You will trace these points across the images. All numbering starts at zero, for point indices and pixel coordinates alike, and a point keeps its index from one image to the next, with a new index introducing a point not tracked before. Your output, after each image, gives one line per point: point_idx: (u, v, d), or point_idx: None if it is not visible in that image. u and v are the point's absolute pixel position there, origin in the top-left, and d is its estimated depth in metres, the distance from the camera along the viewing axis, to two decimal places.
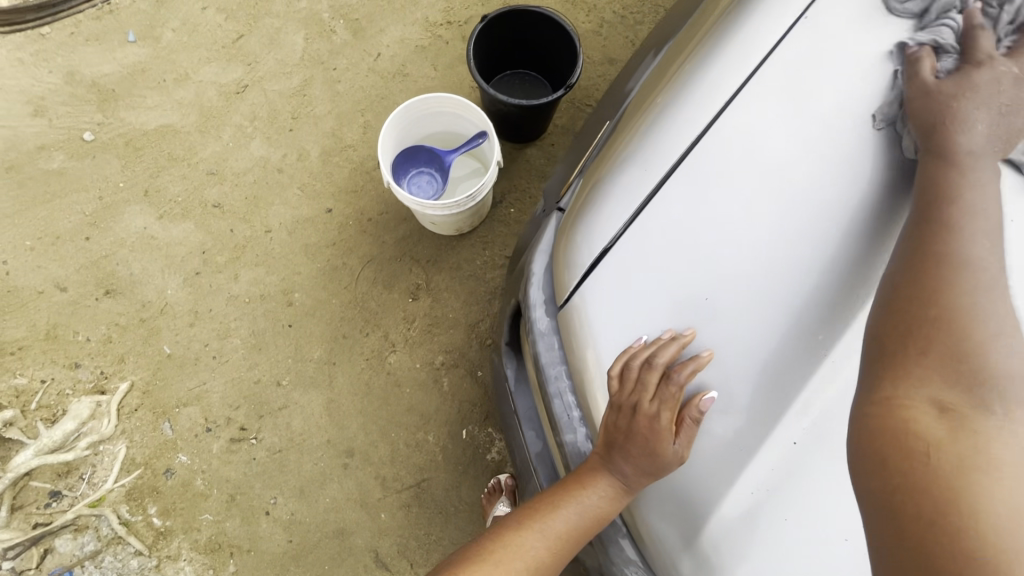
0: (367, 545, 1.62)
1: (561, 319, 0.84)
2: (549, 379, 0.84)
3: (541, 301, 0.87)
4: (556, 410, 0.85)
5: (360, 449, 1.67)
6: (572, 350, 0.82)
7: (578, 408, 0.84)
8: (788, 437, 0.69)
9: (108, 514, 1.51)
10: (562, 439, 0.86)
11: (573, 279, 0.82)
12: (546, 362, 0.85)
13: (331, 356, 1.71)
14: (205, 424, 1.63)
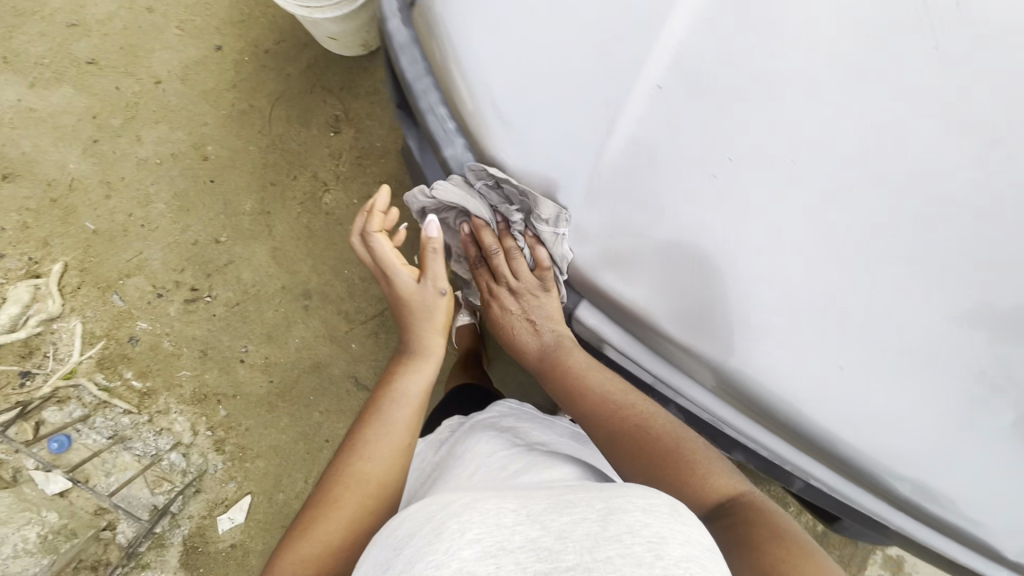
0: (346, 374, 1.73)
1: (415, 24, 0.83)
2: (418, 94, 0.82)
3: (396, 11, 0.85)
4: (432, 126, 0.82)
5: (316, 289, 1.70)
6: (433, 53, 0.80)
7: (453, 121, 0.80)
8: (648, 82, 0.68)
9: (86, 384, 1.56)
10: (445, 157, 0.82)
11: None
12: (413, 77, 0.83)
13: (263, 205, 1.66)
14: (155, 290, 1.63)
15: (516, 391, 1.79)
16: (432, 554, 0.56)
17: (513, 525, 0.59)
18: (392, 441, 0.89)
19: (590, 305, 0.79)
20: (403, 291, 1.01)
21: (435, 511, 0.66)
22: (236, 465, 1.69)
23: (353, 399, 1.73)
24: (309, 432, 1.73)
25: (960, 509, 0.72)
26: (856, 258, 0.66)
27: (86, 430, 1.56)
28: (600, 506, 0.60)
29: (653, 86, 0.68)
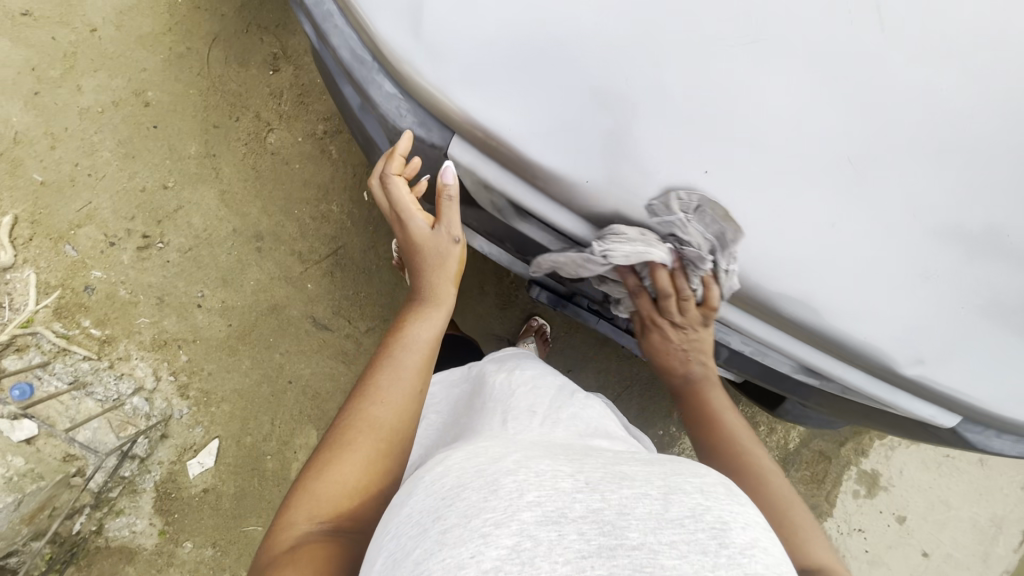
0: (304, 314, 1.73)
1: None
2: None
3: None
4: None
5: (268, 230, 1.70)
6: None
7: None
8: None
9: (43, 332, 1.58)
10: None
11: None
12: None
13: (208, 149, 1.66)
14: (107, 239, 1.64)
15: (477, 324, 1.79)
16: (489, 511, 0.54)
17: (572, 492, 0.56)
18: (405, 385, 0.83)
19: (463, 142, 0.73)
20: (415, 237, 0.89)
21: (482, 464, 0.62)
22: (201, 409, 1.71)
23: (314, 339, 1.74)
24: (272, 374, 1.74)
25: (827, 319, 0.74)
26: (722, 77, 0.67)
27: (47, 377, 1.59)
28: (658, 482, 0.59)
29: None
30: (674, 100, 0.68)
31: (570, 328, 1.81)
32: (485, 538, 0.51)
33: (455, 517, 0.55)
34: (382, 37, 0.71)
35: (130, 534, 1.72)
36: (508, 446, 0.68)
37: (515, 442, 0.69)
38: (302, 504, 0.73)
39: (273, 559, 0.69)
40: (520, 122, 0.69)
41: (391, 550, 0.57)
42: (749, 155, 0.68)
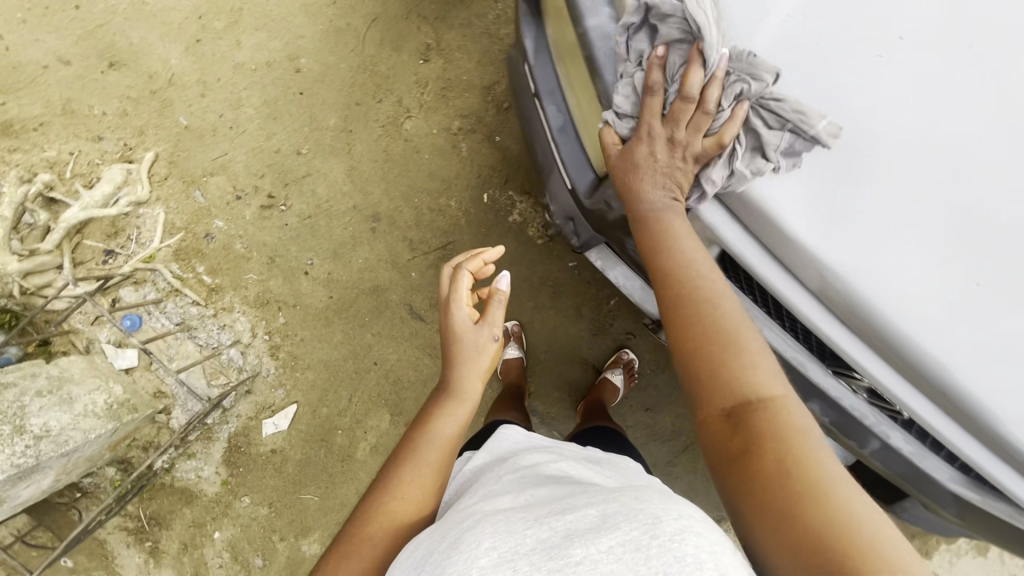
0: (402, 300, 1.75)
1: None
2: None
3: None
4: None
5: (385, 213, 1.72)
6: None
7: None
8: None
9: (162, 270, 1.63)
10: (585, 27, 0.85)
11: None
12: None
13: (346, 124, 1.69)
14: (235, 193, 1.68)
15: (565, 344, 1.79)
16: (451, 566, 0.56)
17: (524, 532, 0.58)
18: (424, 479, 0.82)
19: (714, 203, 0.78)
20: (457, 330, 0.90)
21: (450, 530, 0.66)
22: (287, 372, 1.74)
23: (406, 327, 1.76)
24: (359, 352, 1.76)
25: None
26: (989, 199, 0.70)
27: (157, 314, 1.64)
28: (600, 502, 0.61)
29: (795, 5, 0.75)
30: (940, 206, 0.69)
31: (657, 368, 1.78)
32: None
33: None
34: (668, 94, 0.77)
35: (195, 478, 1.77)
36: (476, 514, 0.69)
37: (482, 508, 0.70)
38: None
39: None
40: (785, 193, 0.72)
41: None
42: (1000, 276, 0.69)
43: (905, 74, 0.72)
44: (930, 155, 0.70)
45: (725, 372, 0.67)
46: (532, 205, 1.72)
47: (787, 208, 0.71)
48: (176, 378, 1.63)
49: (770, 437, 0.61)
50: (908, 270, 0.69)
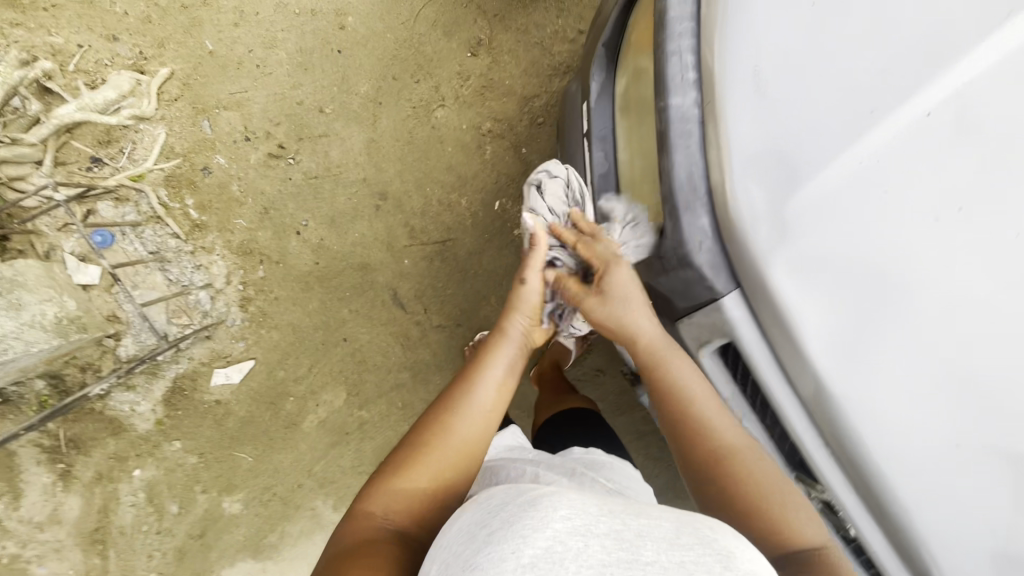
0: (387, 284, 1.72)
1: None
2: (671, 33, 0.80)
3: None
4: (670, 68, 0.79)
5: (393, 194, 1.68)
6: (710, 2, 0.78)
7: (693, 71, 0.78)
8: (867, 108, 0.71)
9: (148, 193, 1.54)
10: (667, 103, 0.78)
11: None
12: (673, 17, 0.80)
13: (377, 96, 1.64)
14: (244, 133, 1.60)
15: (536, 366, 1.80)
16: (526, 518, 0.52)
17: (600, 512, 0.54)
18: (477, 413, 0.86)
19: (741, 298, 0.76)
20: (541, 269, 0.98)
21: (523, 491, 0.60)
22: (253, 327, 1.68)
23: (385, 311, 1.73)
24: (330, 325, 1.72)
25: None
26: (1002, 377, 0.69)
27: (131, 238, 1.55)
28: (673, 516, 0.57)
29: (883, 125, 0.70)
30: (948, 369, 0.69)
31: (618, 411, 1.79)
32: (520, 543, 0.49)
33: (495, 526, 0.53)
34: (727, 188, 0.74)
35: (128, 411, 1.68)
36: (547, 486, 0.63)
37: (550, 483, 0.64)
38: (376, 500, 0.79)
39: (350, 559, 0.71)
40: (809, 312, 0.71)
41: (442, 560, 0.56)
42: (983, 450, 0.70)
43: (975, 233, 0.69)
44: (962, 320, 0.69)
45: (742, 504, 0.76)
46: None
47: (808, 328, 0.71)
48: (141, 311, 1.56)
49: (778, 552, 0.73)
50: (898, 418, 0.70)
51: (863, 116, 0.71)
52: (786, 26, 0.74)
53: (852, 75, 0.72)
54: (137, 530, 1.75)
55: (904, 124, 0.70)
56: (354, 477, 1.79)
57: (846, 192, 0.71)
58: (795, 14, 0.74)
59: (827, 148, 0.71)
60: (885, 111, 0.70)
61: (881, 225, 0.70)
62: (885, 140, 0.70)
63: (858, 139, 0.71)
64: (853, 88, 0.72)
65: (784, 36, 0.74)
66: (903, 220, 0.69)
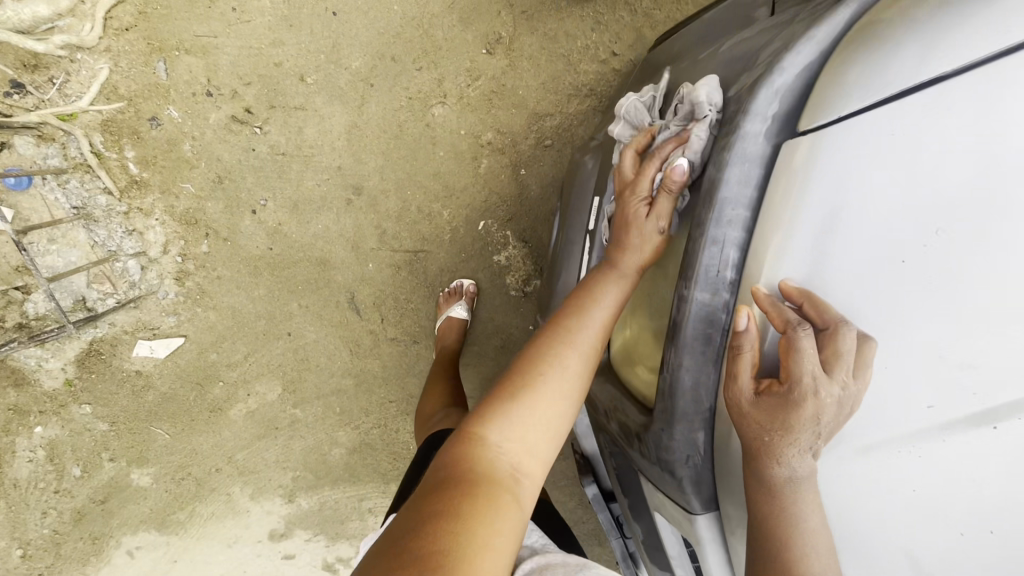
0: (345, 286, 1.56)
1: (788, 147, 0.54)
2: (717, 215, 0.56)
3: (768, 102, 0.56)
4: (704, 257, 0.56)
5: (369, 190, 1.50)
6: (784, 188, 0.53)
7: (733, 269, 0.56)
8: (922, 397, 0.48)
9: (78, 136, 1.35)
10: (689, 294, 0.57)
11: (842, 103, 0.52)
12: (727, 187, 0.56)
13: (369, 75, 1.44)
14: (206, 88, 1.40)
15: None
16: None
17: None
18: (561, 375, 0.73)
19: (716, 520, 0.63)
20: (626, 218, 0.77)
21: None
22: (187, 303, 1.52)
23: (338, 313, 1.58)
24: (275, 317, 1.56)
25: None
26: None
27: (52, 185, 1.36)
28: None
29: (936, 433, 0.48)
30: None
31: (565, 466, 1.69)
32: None
33: None
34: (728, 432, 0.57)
35: (34, 366, 1.52)
36: None
37: None
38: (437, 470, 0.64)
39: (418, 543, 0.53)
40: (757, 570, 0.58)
41: None
42: None
43: None
44: None
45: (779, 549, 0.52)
46: (524, 255, 1.57)
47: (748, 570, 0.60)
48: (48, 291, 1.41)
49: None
50: None
51: (912, 410, 0.48)
52: (878, 254, 0.49)
53: (916, 349, 0.48)
54: (33, 486, 1.63)
55: (966, 445, 0.47)
56: (278, 471, 1.69)
57: (877, 509, 0.50)
58: (870, 238, 0.49)
59: (869, 436, 0.50)
60: (945, 413, 0.47)
61: (883, 549, 0.51)
62: (930, 453, 0.48)
63: (893, 436, 0.49)
64: (912, 368, 0.48)
65: (857, 274, 0.50)
66: (913, 555, 0.50)
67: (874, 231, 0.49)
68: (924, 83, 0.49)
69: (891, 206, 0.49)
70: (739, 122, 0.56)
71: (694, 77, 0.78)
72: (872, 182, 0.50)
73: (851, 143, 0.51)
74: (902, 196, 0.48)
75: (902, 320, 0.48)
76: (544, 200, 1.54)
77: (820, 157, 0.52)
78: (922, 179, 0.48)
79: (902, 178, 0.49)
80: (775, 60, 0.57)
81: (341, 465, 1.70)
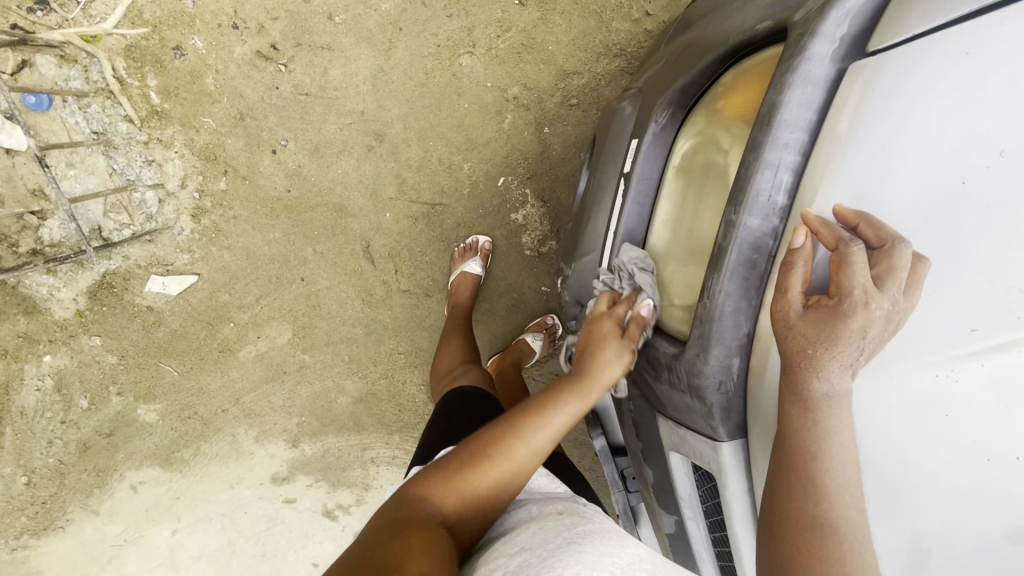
0: (361, 234, 1.56)
1: (852, 71, 0.55)
2: (774, 140, 0.56)
3: (835, 24, 0.56)
4: (758, 182, 0.57)
5: (391, 137, 1.49)
6: (847, 108, 0.54)
7: (783, 196, 0.57)
8: (966, 321, 0.49)
9: (101, 60, 1.34)
10: (737, 219, 0.58)
11: (911, 26, 0.53)
12: (787, 113, 0.56)
13: (399, 19, 1.42)
14: (232, 20, 1.38)
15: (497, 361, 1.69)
16: None
17: None
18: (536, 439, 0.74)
19: (741, 449, 0.65)
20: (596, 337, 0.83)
21: None
22: (202, 241, 1.51)
23: (353, 262, 1.58)
24: (290, 261, 1.56)
25: None
26: None
27: (73, 108, 1.34)
28: None
29: (975, 357, 0.49)
30: None
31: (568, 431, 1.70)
32: None
33: None
34: (765, 352, 0.59)
35: (46, 294, 1.52)
36: None
37: None
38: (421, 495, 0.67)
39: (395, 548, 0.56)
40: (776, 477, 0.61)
41: None
42: None
43: None
44: None
45: (805, 454, 0.54)
46: (541, 215, 1.57)
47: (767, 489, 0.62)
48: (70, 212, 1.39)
49: (804, 491, 0.54)
50: None
51: (955, 333, 0.49)
52: (935, 177, 0.50)
53: (961, 271, 0.49)
54: (40, 415, 1.64)
55: (1007, 369, 0.48)
56: (283, 416, 1.71)
57: (907, 427, 0.52)
58: (927, 158, 0.50)
59: (906, 355, 0.51)
60: (989, 337, 0.48)
61: (904, 467, 0.52)
62: (967, 376, 0.49)
63: (935, 358, 0.50)
64: (958, 291, 0.49)
65: (912, 195, 0.51)
66: (935, 477, 0.51)
67: (933, 152, 0.50)
68: (999, 5, 0.49)
69: (956, 126, 0.49)
70: (806, 44, 0.56)
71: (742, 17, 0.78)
72: (939, 101, 0.50)
73: (917, 65, 0.51)
74: (969, 116, 0.48)
75: (952, 242, 0.49)
76: (565, 159, 1.53)
77: (885, 79, 0.53)
78: (990, 98, 0.48)
79: (969, 100, 0.48)
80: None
81: (346, 413, 1.72)
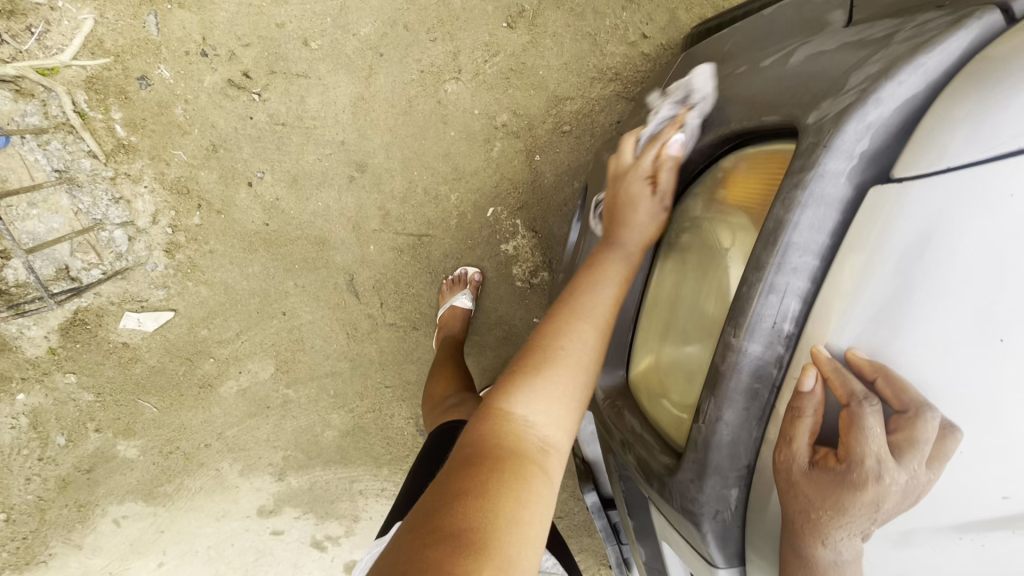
0: (344, 267, 1.49)
1: (877, 192, 0.51)
2: (780, 265, 0.53)
3: (854, 139, 0.52)
4: (763, 310, 0.54)
5: (374, 168, 1.41)
6: (863, 241, 0.51)
7: (790, 322, 0.54)
8: (998, 489, 0.46)
9: (60, 94, 1.27)
10: (741, 345, 0.55)
11: (944, 149, 0.48)
12: (795, 235, 0.53)
13: (379, 43, 1.34)
14: (201, 47, 1.31)
15: None
16: None
17: None
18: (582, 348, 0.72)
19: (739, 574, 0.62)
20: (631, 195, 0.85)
21: None
22: (177, 277, 1.45)
23: (336, 295, 1.51)
24: (270, 295, 1.50)
25: None
26: None
27: (33, 145, 1.29)
28: None
29: (1006, 525, 0.46)
30: None
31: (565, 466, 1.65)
32: None
33: None
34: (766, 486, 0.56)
35: (16, 332, 1.46)
36: None
37: None
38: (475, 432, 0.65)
39: (445, 521, 0.53)
40: None
41: None
42: None
43: None
44: None
45: None
46: (533, 246, 1.50)
47: None
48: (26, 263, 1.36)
49: None
50: None
51: (986, 500, 0.46)
52: (963, 332, 0.45)
53: (991, 434, 0.45)
54: (16, 452, 1.58)
55: None
56: (268, 449, 1.66)
57: None
58: (955, 310, 0.45)
59: (931, 513, 0.48)
60: (1019, 505, 0.46)
61: None
62: (995, 543, 0.47)
63: (963, 521, 0.47)
64: (993, 455, 0.45)
65: (934, 346, 0.46)
66: None
67: (961, 303, 0.45)
68: None
69: (989, 275, 0.44)
70: (819, 158, 0.53)
71: (751, 84, 0.72)
72: (969, 247, 0.45)
73: (944, 200, 0.47)
74: (1006, 266, 0.44)
75: (987, 403, 0.45)
76: (558, 188, 1.45)
77: (904, 213, 0.49)
78: None
79: (1001, 249, 0.44)
80: (870, 88, 0.53)
81: (333, 446, 1.67)
